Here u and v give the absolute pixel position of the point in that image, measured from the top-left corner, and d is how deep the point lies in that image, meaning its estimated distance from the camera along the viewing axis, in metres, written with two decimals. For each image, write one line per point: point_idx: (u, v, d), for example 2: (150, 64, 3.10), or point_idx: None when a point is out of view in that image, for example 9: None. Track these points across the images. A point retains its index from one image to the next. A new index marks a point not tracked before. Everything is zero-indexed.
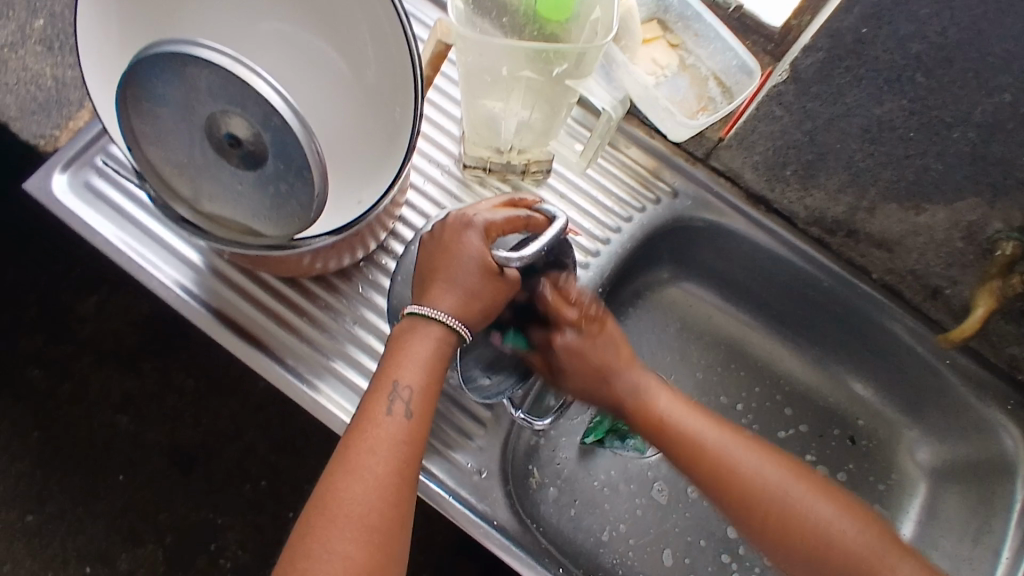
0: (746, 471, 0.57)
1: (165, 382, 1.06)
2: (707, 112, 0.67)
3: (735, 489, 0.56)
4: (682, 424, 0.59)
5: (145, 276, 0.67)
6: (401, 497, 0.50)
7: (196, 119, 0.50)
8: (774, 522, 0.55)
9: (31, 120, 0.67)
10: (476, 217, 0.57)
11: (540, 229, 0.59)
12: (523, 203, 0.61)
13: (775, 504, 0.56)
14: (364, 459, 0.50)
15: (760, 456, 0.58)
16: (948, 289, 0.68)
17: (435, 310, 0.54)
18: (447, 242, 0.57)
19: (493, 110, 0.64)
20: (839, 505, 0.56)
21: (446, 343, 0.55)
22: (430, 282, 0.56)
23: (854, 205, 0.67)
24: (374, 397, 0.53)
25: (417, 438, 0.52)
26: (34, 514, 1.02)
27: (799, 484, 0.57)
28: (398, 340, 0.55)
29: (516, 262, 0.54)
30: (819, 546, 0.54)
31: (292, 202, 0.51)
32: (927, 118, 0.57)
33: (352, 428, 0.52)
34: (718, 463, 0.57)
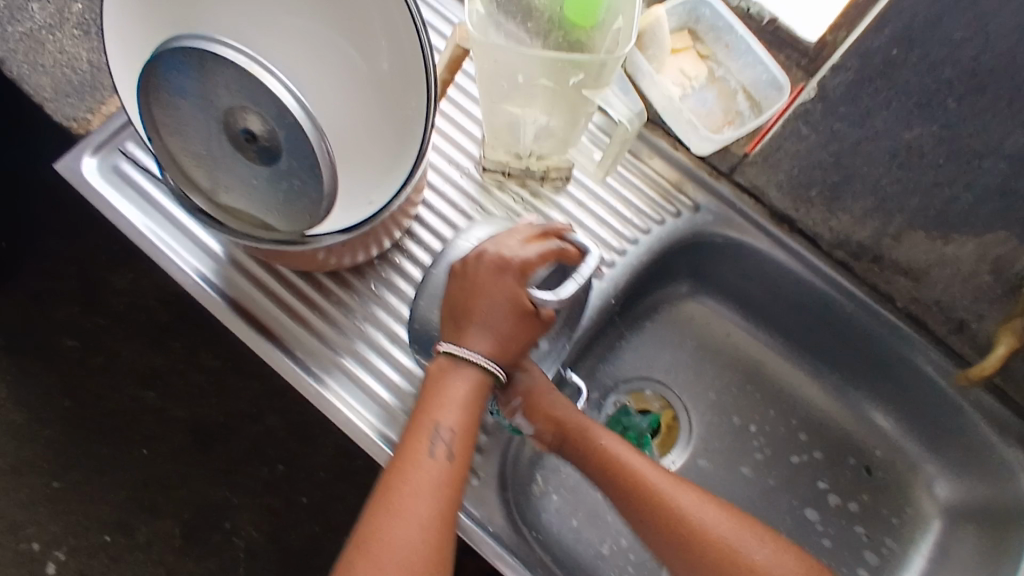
0: (677, 510, 0.56)
1: (191, 362, 1.09)
2: (733, 126, 0.66)
3: (660, 520, 0.57)
4: (628, 463, 0.59)
5: (166, 261, 0.68)
6: (443, 539, 0.50)
7: (212, 112, 0.50)
8: (713, 565, 0.55)
9: (66, 102, 0.69)
10: (511, 256, 0.57)
11: (573, 261, 0.59)
12: (554, 232, 0.60)
13: (713, 548, 0.55)
14: (407, 502, 0.50)
15: (702, 501, 0.57)
16: (975, 323, 0.66)
17: (472, 352, 0.55)
18: (482, 281, 0.56)
19: (516, 116, 0.64)
20: (777, 550, 0.56)
21: (482, 386, 0.55)
22: (465, 322, 0.56)
23: (880, 231, 0.65)
24: (414, 437, 0.53)
25: (458, 481, 0.53)
26: (61, 481, 1.05)
27: (728, 518, 0.57)
28: (436, 380, 0.55)
29: (552, 304, 0.55)
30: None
31: (304, 198, 0.51)
32: (958, 145, 0.55)
33: (392, 467, 0.52)
34: (657, 506, 0.57)
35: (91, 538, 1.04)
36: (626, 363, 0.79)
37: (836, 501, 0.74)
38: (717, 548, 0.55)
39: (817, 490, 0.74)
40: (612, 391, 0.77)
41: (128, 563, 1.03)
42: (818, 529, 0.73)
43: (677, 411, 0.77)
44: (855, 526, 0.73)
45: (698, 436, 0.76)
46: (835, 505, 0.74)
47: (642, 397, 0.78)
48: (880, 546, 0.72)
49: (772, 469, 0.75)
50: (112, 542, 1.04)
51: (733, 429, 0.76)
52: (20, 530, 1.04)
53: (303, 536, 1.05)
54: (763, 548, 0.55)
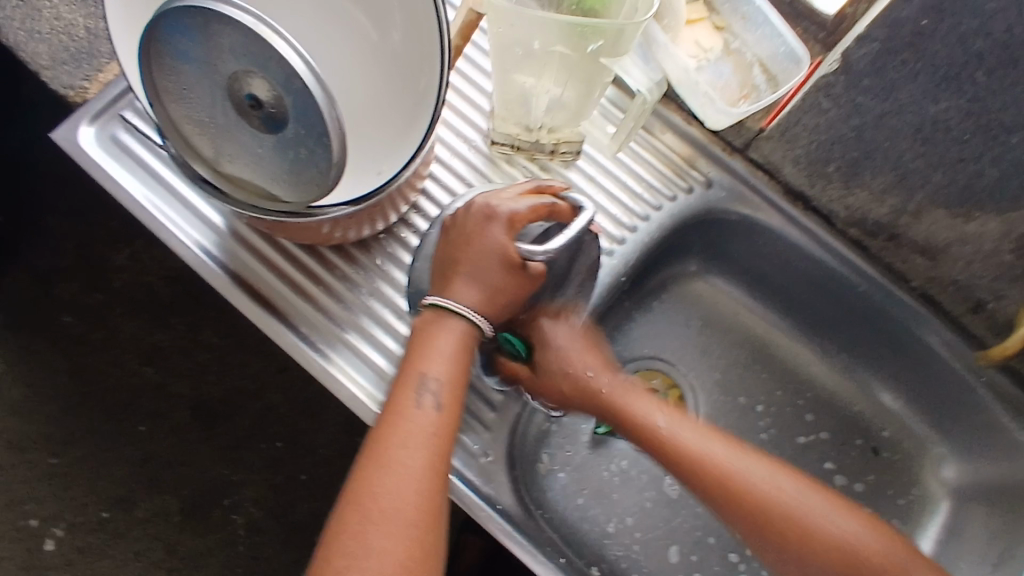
0: (722, 466, 0.56)
1: (190, 339, 1.07)
2: (749, 100, 0.65)
3: (715, 483, 0.56)
4: (649, 416, 0.59)
5: (167, 233, 0.66)
6: (435, 490, 0.49)
7: (218, 77, 0.49)
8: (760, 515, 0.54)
9: (62, 70, 0.68)
10: (501, 208, 0.56)
11: (565, 217, 0.58)
12: (549, 190, 0.60)
13: (753, 496, 0.55)
14: (397, 454, 0.49)
15: (753, 462, 0.57)
16: (992, 303, 0.65)
17: (459, 305, 0.54)
18: (471, 233, 0.56)
19: (525, 88, 0.62)
20: (819, 494, 0.56)
21: (470, 336, 0.54)
22: (454, 273, 0.55)
23: (898, 208, 0.64)
24: (401, 390, 0.52)
25: (448, 430, 0.51)
26: (59, 457, 1.04)
27: (758, 462, 0.57)
28: (422, 333, 0.54)
29: (540, 256, 0.54)
30: (812, 543, 0.54)
31: (311, 167, 0.49)
32: (985, 119, 0.54)
33: (380, 422, 0.51)
34: (689, 454, 0.57)
35: (91, 514, 1.03)
36: (635, 341, 0.77)
37: (843, 482, 0.74)
38: (777, 506, 0.55)
39: (824, 470, 0.74)
40: (619, 369, 0.77)
41: (128, 539, 1.03)
42: None
43: (684, 390, 0.76)
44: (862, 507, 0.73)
45: (706, 415, 0.75)
46: (842, 485, 0.73)
47: (647, 376, 0.77)
48: (887, 527, 0.72)
49: (780, 447, 0.74)
50: (112, 517, 1.03)
51: (740, 408, 0.76)
52: (19, 506, 1.03)
53: (304, 514, 1.04)
54: (808, 493, 0.56)
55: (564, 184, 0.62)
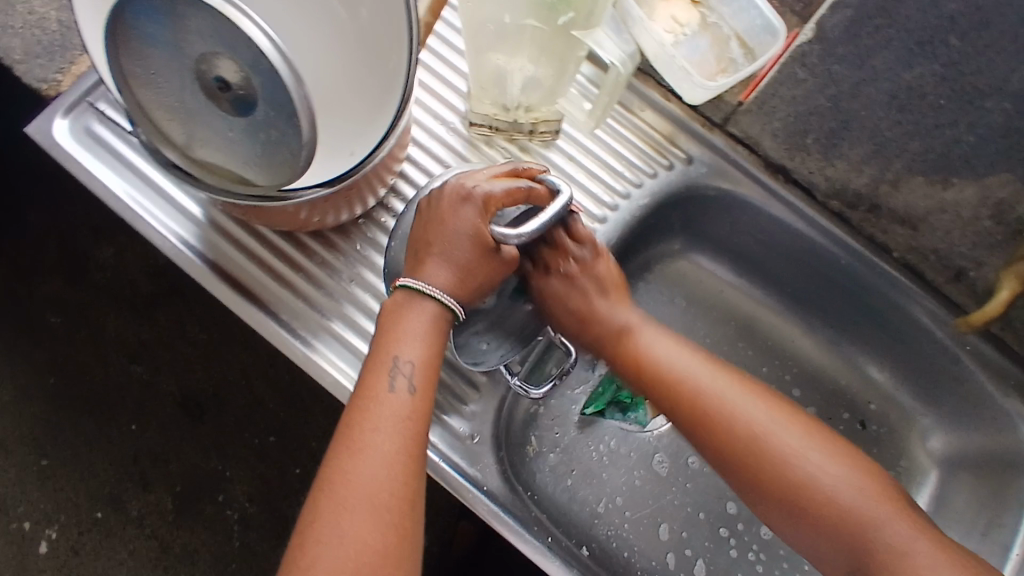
0: (697, 391, 0.58)
1: (178, 336, 1.07)
2: (727, 74, 0.64)
3: (715, 415, 0.57)
4: (655, 353, 0.60)
5: (146, 225, 0.66)
6: (410, 473, 0.49)
7: (186, 59, 0.48)
8: (769, 474, 0.55)
9: (36, 63, 0.67)
10: (474, 189, 0.55)
11: (541, 201, 0.57)
12: (526, 172, 0.58)
13: (774, 450, 0.55)
14: (370, 439, 0.49)
15: (789, 423, 0.56)
16: (974, 271, 0.65)
17: (430, 286, 0.53)
18: (444, 215, 0.55)
19: (500, 65, 0.62)
20: (835, 457, 0.55)
21: (441, 318, 0.53)
22: (426, 256, 0.54)
23: (877, 177, 0.64)
24: (373, 373, 0.52)
25: (422, 413, 0.51)
26: (49, 459, 1.04)
27: (780, 416, 0.57)
28: (392, 315, 0.54)
29: (513, 240, 0.53)
30: (810, 502, 0.53)
31: (283, 149, 0.49)
32: (960, 85, 0.55)
33: (353, 406, 0.51)
34: (691, 401, 0.58)
35: (84, 515, 1.03)
36: None
37: None
38: (778, 458, 0.55)
39: None
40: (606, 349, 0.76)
41: (122, 538, 1.02)
42: None
43: None
44: None
45: None
46: None
47: None
48: None
49: None
50: (105, 517, 1.03)
51: None
52: (12, 508, 1.03)
53: (298, 507, 1.04)
54: (829, 467, 0.54)
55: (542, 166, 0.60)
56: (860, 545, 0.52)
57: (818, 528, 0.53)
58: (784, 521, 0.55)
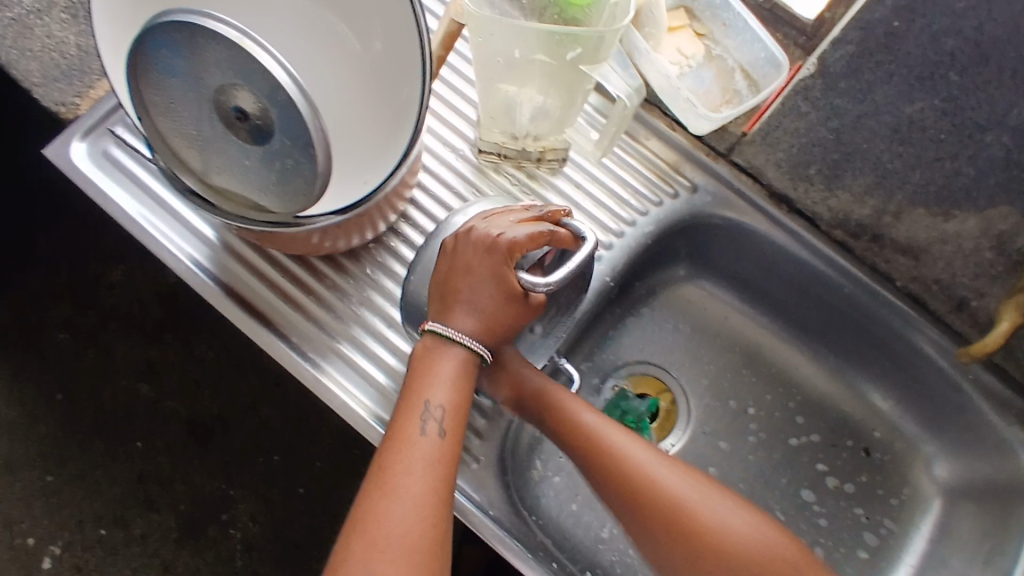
0: (634, 464, 0.56)
1: (187, 354, 1.08)
2: (731, 104, 0.65)
3: (651, 498, 0.55)
4: (603, 437, 0.58)
5: (159, 248, 0.67)
6: (443, 514, 0.50)
7: (204, 90, 0.49)
8: (659, 519, 0.54)
9: (54, 87, 0.68)
10: (500, 237, 0.55)
11: (564, 244, 0.58)
12: (549, 216, 0.59)
13: (677, 510, 0.54)
14: (401, 482, 0.49)
15: (713, 491, 0.56)
16: (976, 301, 0.65)
17: (458, 333, 0.54)
18: (470, 262, 0.55)
19: (509, 96, 0.63)
20: (756, 517, 0.55)
21: (470, 363, 0.55)
22: (452, 302, 0.55)
23: (880, 209, 0.65)
24: (404, 417, 0.52)
25: (452, 457, 0.52)
26: (55, 475, 1.04)
27: (692, 481, 0.56)
28: (423, 359, 0.55)
29: (541, 288, 0.52)
30: (703, 543, 0.53)
31: (297, 178, 0.50)
32: (960, 119, 0.56)
33: (384, 450, 0.51)
34: (631, 491, 0.55)
35: (87, 532, 1.03)
36: (627, 347, 0.78)
37: (834, 483, 0.74)
38: (684, 516, 0.54)
39: (816, 472, 0.74)
40: (612, 373, 0.77)
41: (124, 555, 1.03)
42: (815, 509, 0.73)
43: (677, 394, 0.77)
44: (854, 508, 0.73)
45: (697, 419, 0.76)
46: (833, 486, 0.74)
47: (638, 381, 0.77)
48: (880, 527, 0.73)
49: (771, 449, 0.75)
50: (109, 534, 1.03)
51: (732, 412, 0.76)
52: (16, 524, 1.03)
53: (300, 528, 1.04)
54: (741, 517, 0.55)
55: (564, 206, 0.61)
56: None
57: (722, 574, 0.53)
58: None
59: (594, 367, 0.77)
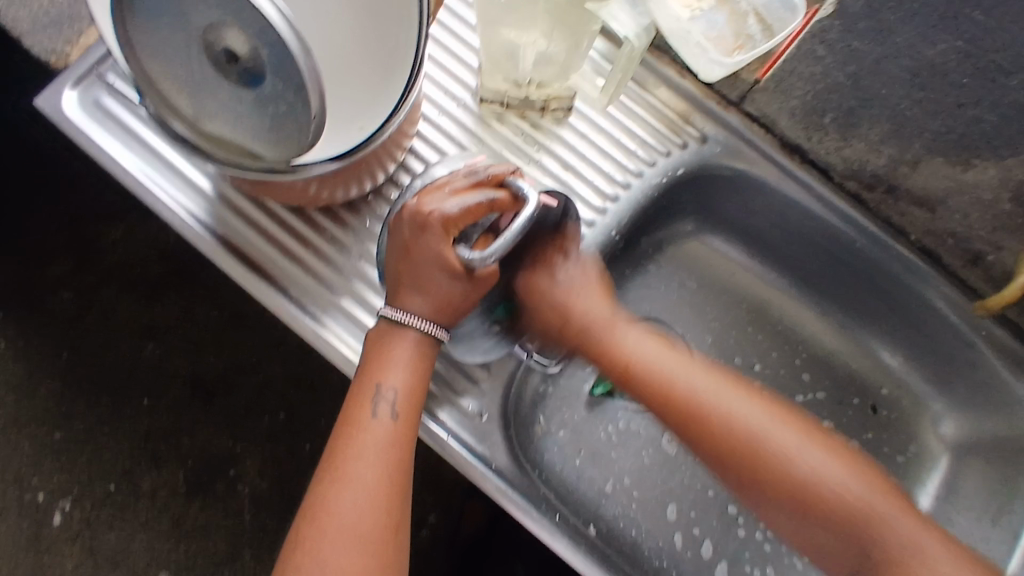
0: (723, 415, 0.56)
1: (190, 312, 1.07)
2: (744, 50, 0.61)
3: (719, 435, 0.55)
4: (648, 363, 0.59)
5: (155, 201, 0.65)
6: (394, 500, 0.53)
7: (197, 29, 0.48)
8: (730, 451, 0.55)
9: (43, 35, 0.68)
10: (430, 214, 0.53)
11: (507, 208, 0.54)
12: (492, 178, 0.55)
13: (751, 445, 0.55)
14: (350, 468, 0.52)
15: (788, 427, 0.55)
16: (992, 255, 0.64)
17: (407, 316, 0.55)
18: (408, 243, 0.54)
19: (512, 41, 0.61)
20: (837, 456, 0.54)
21: (424, 346, 0.56)
22: (399, 286, 0.55)
23: (896, 158, 0.63)
24: (358, 402, 0.55)
25: (404, 440, 0.54)
26: (63, 432, 1.05)
27: (756, 406, 0.56)
28: (378, 344, 0.56)
29: (480, 263, 0.52)
30: (774, 480, 0.54)
31: (292, 122, 0.48)
32: (982, 61, 0.55)
33: (338, 435, 0.54)
34: (696, 412, 0.56)
35: (97, 487, 1.04)
36: (630, 304, 0.77)
37: (840, 440, 0.73)
38: (761, 450, 0.54)
39: (822, 429, 0.74)
40: None
41: (135, 511, 1.04)
42: None
43: None
44: None
45: None
46: None
47: None
48: (885, 484, 0.72)
49: None
50: (118, 490, 1.04)
51: (737, 368, 0.75)
52: (25, 481, 1.04)
53: (307, 484, 1.05)
54: (820, 460, 0.53)
55: (512, 166, 0.57)
56: (857, 532, 0.52)
57: (796, 512, 0.53)
58: (791, 520, 0.54)
59: None
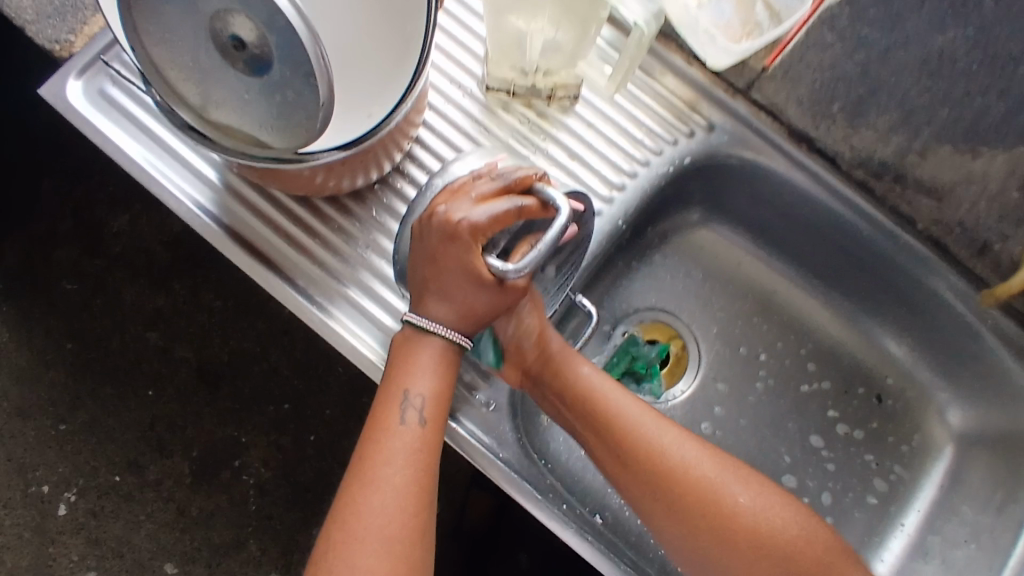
0: (668, 456, 0.57)
1: (194, 303, 1.07)
2: (752, 38, 0.61)
3: (670, 482, 0.56)
4: (609, 405, 0.59)
5: (162, 190, 0.65)
6: (422, 505, 0.53)
7: (203, 17, 0.47)
8: (678, 496, 0.56)
9: (47, 23, 0.66)
10: (458, 222, 0.53)
11: (535, 216, 0.54)
12: (519, 184, 0.55)
13: (699, 492, 0.56)
14: (380, 473, 0.52)
15: (733, 471, 0.57)
16: (999, 245, 0.63)
17: (432, 323, 0.55)
18: (434, 250, 0.54)
19: (520, 30, 0.61)
20: (778, 500, 0.56)
21: (448, 351, 0.56)
22: (424, 292, 0.55)
23: (904, 147, 0.63)
24: (386, 407, 0.55)
25: (431, 445, 0.55)
26: (67, 424, 1.05)
27: (698, 451, 0.58)
28: (405, 348, 0.56)
29: (511, 274, 0.52)
30: (717, 522, 0.55)
31: (300, 110, 0.48)
32: (992, 48, 0.56)
33: (367, 440, 0.54)
34: (647, 457, 0.57)
35: (102, 478, 1.04)
36: (636, 294, 0.77)
37: (844, 430, 0.74)
38: (706, 496, 0.56)
39: (827, 419, 0.74)
40: (622, 320, 0.76)
41: (140, 502, 1.04)
42: (823, 454, 0.73)
43: (687, 340, 0.76)
44: (864, 455, 0.73)
45: (708, 365, 0.75)
46: (843, 433, 0.73)
47: (649, 328, 0.76)
48: (889, 473, 0.72)
49: (781, 395, 0.74)
50: (123, 481, 1.04)
51: (742, 359, 0.75)
52: (30, 471, 1.04)
53: (311, 474, 1.05)
54: (762, 498, 0.56)
55: (539, 171, 0.57)
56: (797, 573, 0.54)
57: (733, 552, 0.55)
58: (719, 559, 0.55)
59: (605, 314, 0.76)
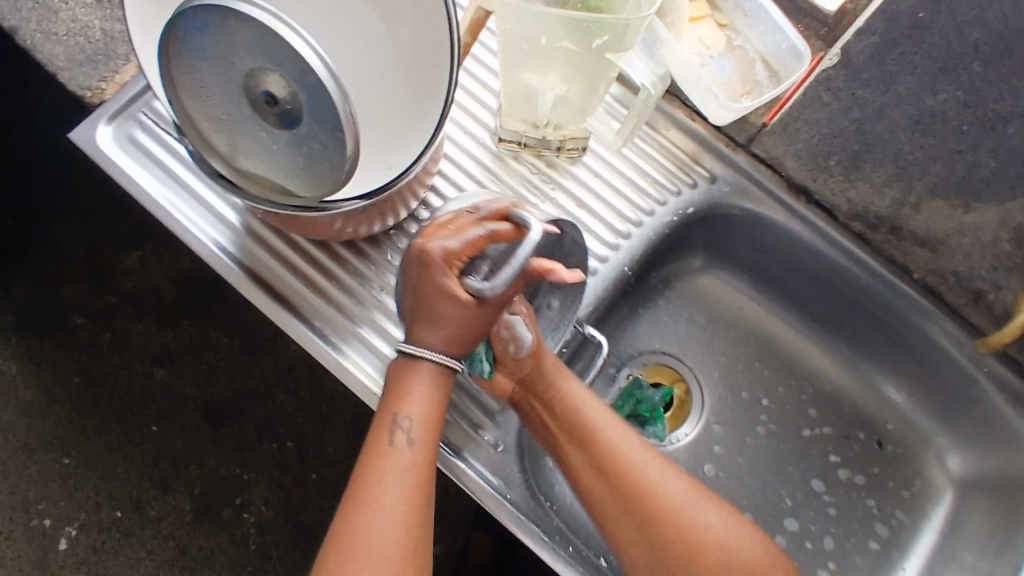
0: (647, 484, 0.57)
1: (203, 340, 1.09)
2: (751, 96, 0.65)
3: (633, 492, 0.57)
4: (590, 423, 0.60)
5: (184, 231, 0.68)
6: (416, 523, 0.54)
7: (236, 75, 0.50)
8: (646, 520, 0.56)
9: (79, 71, 0.68)
10: (433, 249, 0.56)
11: (507, 238, 0.56)
12: (494, 212, 0.58)
13: (664, 508, 0.57)
14: (374, 493, 0.54)
15: (694, 494, 0.58)
16: (993, 294, 0.66)
17: (418, 349, 0.57)
18: (415, 280, 0.57)
19: (531, 84, 0.64)
20: (731, 518, 0.58)
21: (437, 376, 0.58)
22: (411, 322, 0.58)
23: (899, 200, 0.66)
24: (378, 433, 0.57)
25: (424, 464, 0.56)
26: (71, 458, 1.06)
27: (668, 473, 0.59)
28: (396, 376, 0.58)
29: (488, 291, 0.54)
30: (681, 545, 0.56)
31: (324, 161, 0.51)
32: (981, 110, 0.58)
33: (362, 465, 0.56)
34: (623, 474, 0.58)
35: (103, 514, 1.04)
36: (641, 337, 0.79)
37: (845, 475, 0.75)
38: (669, 513, 0.57)
39: (829, 463, 0.75)
40: (626, 363, 0.78)
41: (140, 538, 1.04)
42: (824, 499, 0.74)
43: (690, 384, 0.78)
44: (865, 499, 0.74)
45: (711, 409, 0.77)
46: (844, 478, 0.75)
47: (654, 370, 0.78)
48: (891, 518, 0.73)
49: (784, 438, 0.76)
50: (124, 516, 1.04)
51: (744, 403, 0.77)
52: (31, 507, 1.05)
53: (313, 513, 1.05)
54: (723, 521, 0.58)
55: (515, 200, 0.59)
56: None
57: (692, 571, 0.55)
58: None
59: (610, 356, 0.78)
